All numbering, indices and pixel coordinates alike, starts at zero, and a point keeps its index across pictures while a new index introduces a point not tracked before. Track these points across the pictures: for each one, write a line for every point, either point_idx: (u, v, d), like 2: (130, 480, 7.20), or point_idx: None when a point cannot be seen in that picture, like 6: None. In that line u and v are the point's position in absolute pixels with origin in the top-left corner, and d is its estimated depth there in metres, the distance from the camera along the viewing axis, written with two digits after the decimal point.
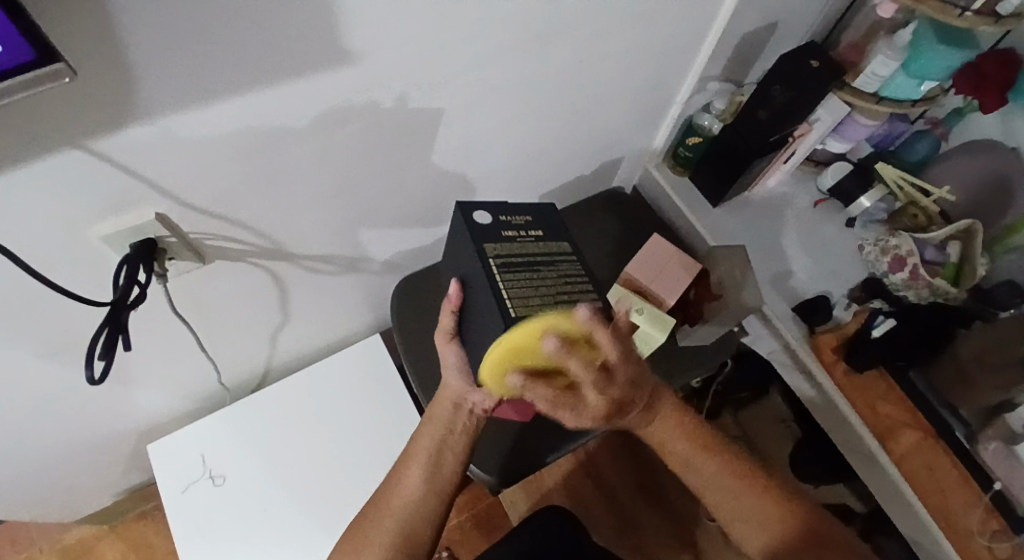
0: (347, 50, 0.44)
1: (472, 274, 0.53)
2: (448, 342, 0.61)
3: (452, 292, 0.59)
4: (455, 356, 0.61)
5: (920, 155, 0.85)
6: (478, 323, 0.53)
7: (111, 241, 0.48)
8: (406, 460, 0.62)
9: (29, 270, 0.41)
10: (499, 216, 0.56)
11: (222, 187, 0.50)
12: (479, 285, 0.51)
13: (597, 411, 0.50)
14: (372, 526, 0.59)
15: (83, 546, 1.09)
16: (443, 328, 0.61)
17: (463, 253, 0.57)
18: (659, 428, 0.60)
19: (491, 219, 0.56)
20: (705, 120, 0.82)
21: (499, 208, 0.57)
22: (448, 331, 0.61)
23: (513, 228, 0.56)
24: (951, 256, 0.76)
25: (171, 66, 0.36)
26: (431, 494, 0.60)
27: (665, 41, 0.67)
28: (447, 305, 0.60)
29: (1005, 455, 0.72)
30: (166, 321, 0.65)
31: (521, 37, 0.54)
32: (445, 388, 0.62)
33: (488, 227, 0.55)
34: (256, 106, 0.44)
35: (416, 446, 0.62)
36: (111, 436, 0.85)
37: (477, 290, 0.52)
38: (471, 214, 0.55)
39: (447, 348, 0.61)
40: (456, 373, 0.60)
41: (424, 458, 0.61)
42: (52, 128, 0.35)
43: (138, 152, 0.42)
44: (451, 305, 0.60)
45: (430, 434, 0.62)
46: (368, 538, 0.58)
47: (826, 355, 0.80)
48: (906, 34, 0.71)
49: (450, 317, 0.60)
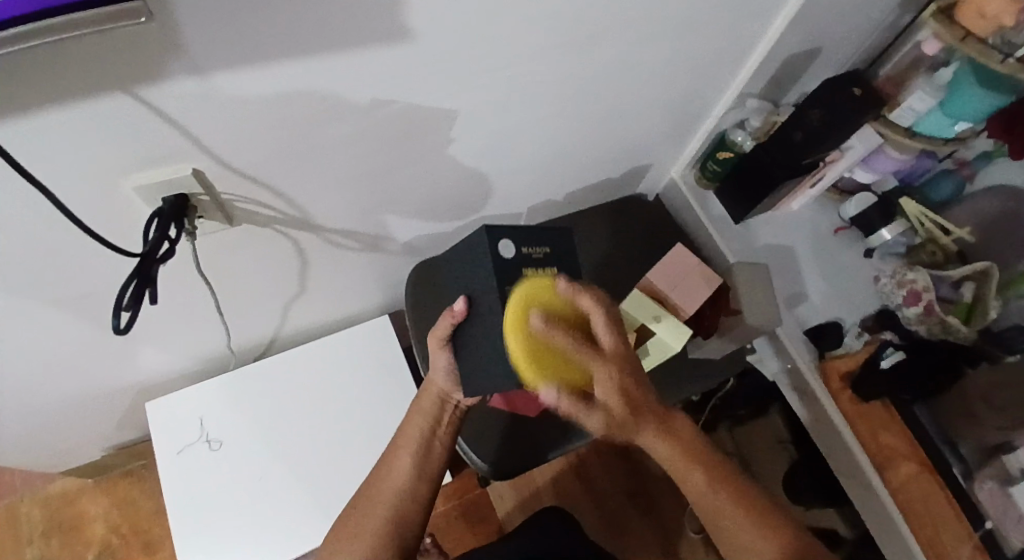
0: (407, 27, 0.43)
1: (481, 305, 0.54)
2: (441, 348, 0.59)
3: (459, 306, 0.56)
4: (446, 361, 0.60)
5: (944, 195, 0.85)
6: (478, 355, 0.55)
7: (145, 193, 0.48)
8: (395, 451, 0.62)
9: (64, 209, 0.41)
10: (522, 248, 0.54)
11: (260, 152, 0.50)
12: (488, 330, 0.53)
13: (610, 382, 0.53)
14: (364, 514, 0.58)
15: (65, 498, 1.08)
16: (437, 335, 0.59)
17: (473, 271, 0.55)
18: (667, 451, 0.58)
19: (514, 251, 0.53)
20: (738, 136, 0.81)
21: (521, 236, 0.55)
22: (442, 337, 0.59)
23: (531, 263, 0.55)
24: (965, 295, 0.78)
25: (232, 24, 0.35)
26: (422, 478, 0.60)
27: (709, 54, 0.67)
28: (446, 315, 0.57)
29: (1001, 496, 0.72)
30: (185, 280, 0.64)
31: (574, 34, 0.53)
32: (429, 384, 0.64)
33: (510, 261, 0.53)
34: (307, 74, 0.43)
35: (404, 436, 0.62)
36: (110, 390, 0.84)
37: (477, 324, 0.55)
38: (496, 241, 0.52)
39: (439, 352, 0.59)
40: (445, 374, 0.61)
41: (413, 447, 0.61)
42: (106, 71, 0.35)
43: (185, 106, 0.41)
44: (453, 319, 0.56)
45: (416, 428, 0.62)
46: (362, 523, 0.57)
47: (833, 382, 0.80)
48: (946, 72, 0.70)
49: (446, 328, 0.57)
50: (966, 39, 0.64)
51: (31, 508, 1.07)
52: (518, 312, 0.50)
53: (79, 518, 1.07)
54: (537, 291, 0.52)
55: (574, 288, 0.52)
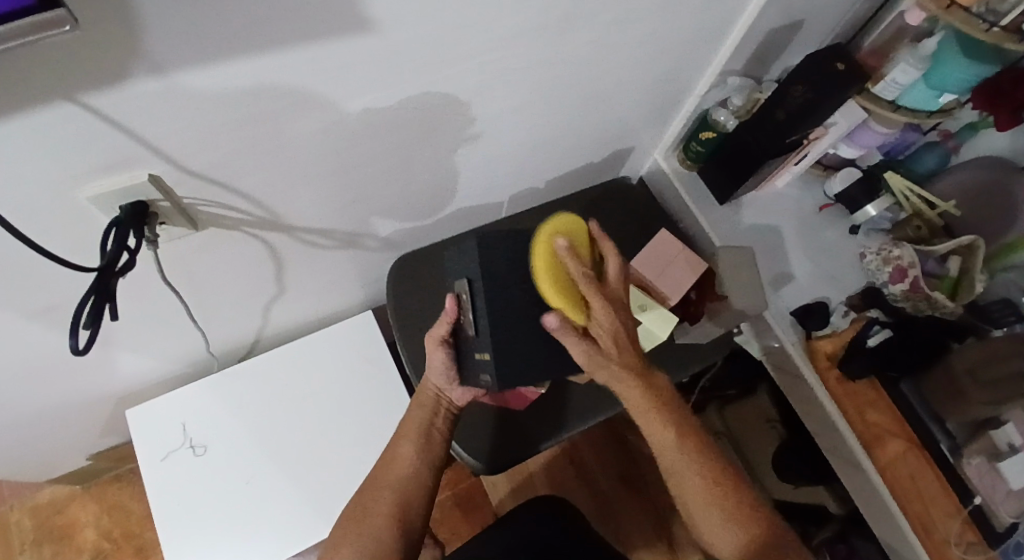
0: (367, 17, 0.40)
1: (478, 295, 0.53)
2: (438, 347, 0.63)
3: (449, 304, 0.58)
4: (442, 360, 0.63)
5: (927, 167, 0.84)
6: (507, 345, 0.54)
7: (101, 201, 0.46)
8: (397, 440, 0.65)
9: (24, 239, 0.39)
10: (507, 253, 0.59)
11: (220, 154, 0.47)
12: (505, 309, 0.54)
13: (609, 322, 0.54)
14: (370, 503, 0.60)
15: (55, 505, 1.07)
16: (434, 334, 0.63)
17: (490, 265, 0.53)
18: (678, 457, 0.58)
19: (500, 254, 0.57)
20: (720, 115, 0.80)
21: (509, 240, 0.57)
22: (439, 337, 0.63)
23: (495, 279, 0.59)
24: (950, 270, 0.77)
25: (174, 25, 0.33)
26: (426, 468, 0.63)
27: (687, 33, 0.64)
28: (443, 317, 0.61)
29: (988, 471, 0.75)
30: (155, 287, 0.62)
31: (546, 17, 0.50)
32: (425, 382, 0.66)
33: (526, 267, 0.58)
34: (264, 71, 0.41)
35: (406, 427, 0.64)
36: (89, 400, 0.82)
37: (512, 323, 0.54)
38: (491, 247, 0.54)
39: (435, 352, 0.63)
40: (442, 373, 0.64)
41: (415, 437, 0.64)
42: (40, 82, 0.32)
43: (134, 112, 0.39)
44: (449, 317, 0.60)
45: (415, 422, 0.65)
46: (370, 510, 0.60)
47: (820, 361, 0.80)
48: (930, 43, 0.68)
49: (446, 327, 0.62)
50: (951, 7, 0.62)
51: (20, 517, 1.06)
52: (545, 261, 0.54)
53: (71, 524, 1.07)
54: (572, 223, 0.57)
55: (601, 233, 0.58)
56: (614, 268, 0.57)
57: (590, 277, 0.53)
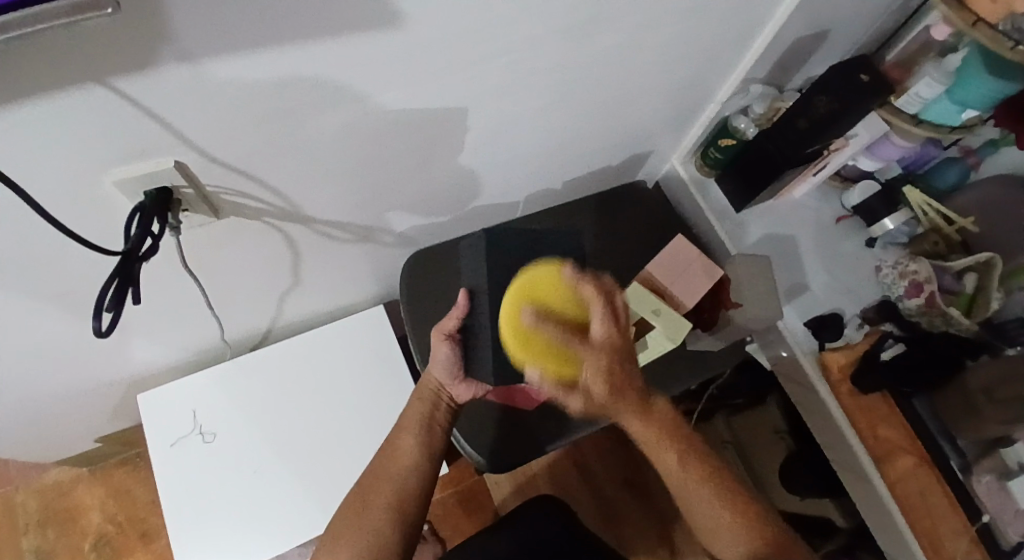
0: (397, 12, 0.40)
1: None
2: (442, 341, 0.67)
3: (458, 301, 0.67)
4: (445, 352, 0.67)
5: (947, 183, 0.83)
6: None
7: (125, 187, 0.46)
8: (398, 432, 0.65)
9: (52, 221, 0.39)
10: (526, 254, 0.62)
11: (244, 143, 0.48)
12: None
13: (598, 362, 0.54)
14: (373, 493, 0.59)
15: (60, 488, 1.08)
16: (441, 329, 0.67)
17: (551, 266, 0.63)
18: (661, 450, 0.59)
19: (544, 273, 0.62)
20: (741, 123, 0.79)
21: None
22: (444, 332, 0.67)
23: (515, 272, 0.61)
24: (967, 286, 0.77)
25: (201, 11, 0.33)
26: (426, 458, 0.62)
27: (709, 40, 0.64)
28: (453, 312, 0.67)
29: (997, 489, 0.75)
30: (174, 274, 0.63)
31: (571, 18, 0.50)
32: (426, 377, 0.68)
33: None
34: (290, 63, 0.41)
35: (407, 420, 0.65)
36: (103, 384, 0.83)
37: None
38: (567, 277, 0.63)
39: (439, 345, 0.67)
40: (444, 366, 0.67)
41: (416, 429, 0.64)
42: (67, 66, 0.32)
43: (159, 97, 0.38)
44: (458, 313, 0.66)
45: (415, 416, 0.65)
46: (371, 501, 0.59)
47: (833, 373, 0.79)
48: (955, 58, 0.68)
49: (454, 320, 0.67)
50: (976, 24, 0.61)
51: (26, 499, 1.07)
52: (517, 302, 0.59)
53: (75, 508, 1.07)
54: (545, 276, 0.60)
55: (576, 277, 0.57)
56: (598, 326, 0.54)
57: (567, 335, 0.55)
